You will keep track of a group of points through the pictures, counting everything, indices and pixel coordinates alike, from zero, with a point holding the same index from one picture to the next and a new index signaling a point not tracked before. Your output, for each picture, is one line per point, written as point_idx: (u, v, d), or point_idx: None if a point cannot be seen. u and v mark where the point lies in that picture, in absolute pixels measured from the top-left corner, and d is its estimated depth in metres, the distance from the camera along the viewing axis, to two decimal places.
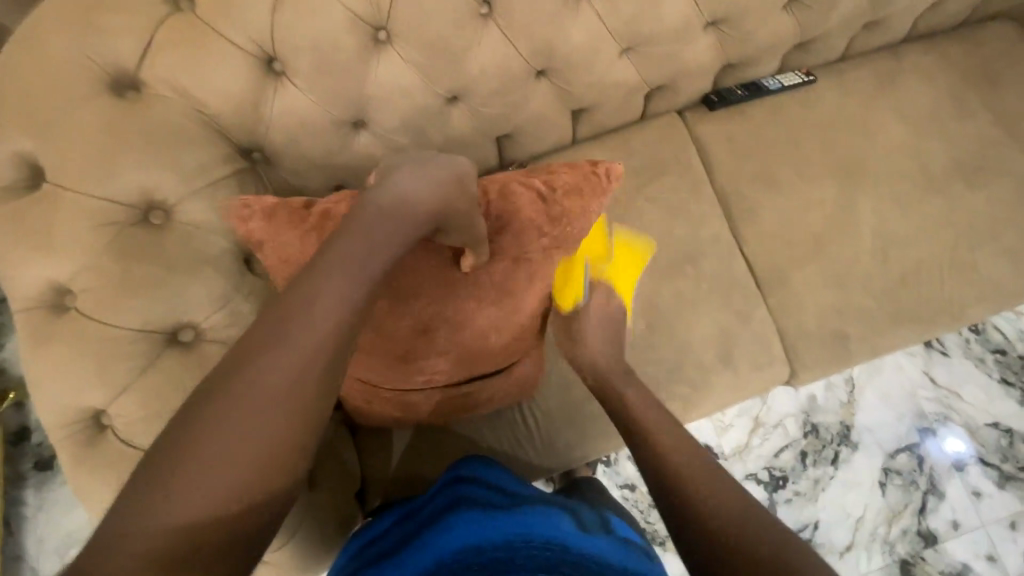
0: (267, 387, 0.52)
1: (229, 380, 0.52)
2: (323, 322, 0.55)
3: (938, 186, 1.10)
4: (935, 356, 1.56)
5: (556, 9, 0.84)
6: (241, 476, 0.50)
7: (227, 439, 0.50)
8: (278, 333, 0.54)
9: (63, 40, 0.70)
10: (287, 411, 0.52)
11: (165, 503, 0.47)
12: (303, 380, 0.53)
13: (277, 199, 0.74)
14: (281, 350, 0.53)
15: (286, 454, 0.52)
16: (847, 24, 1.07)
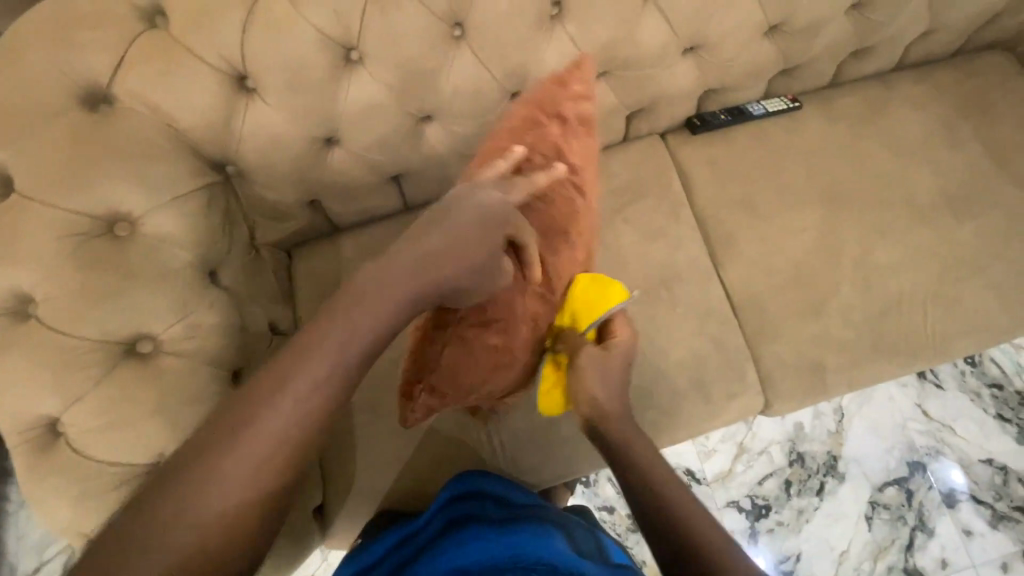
0: (279, 409, 0.52)
1: (246, 399, 0.52)
2: (342, 351, 0.55)
3: (923, 215, 1.08)
4: (929, 388, 1.52)
5: (529, 32, 0.84)
6: (245, 497, 0.49)
7: (233, 458, 0.50)
8: (297, 355, 0.54)
9: (38, 54, 0.71)
10: (290, 434, 0.52)
11: (187, 500, 0.48)
12: (310, 407, 0.53)
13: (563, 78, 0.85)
14: (301, 372, 0.53)
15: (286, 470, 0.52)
16: (832, 52, 1.06)
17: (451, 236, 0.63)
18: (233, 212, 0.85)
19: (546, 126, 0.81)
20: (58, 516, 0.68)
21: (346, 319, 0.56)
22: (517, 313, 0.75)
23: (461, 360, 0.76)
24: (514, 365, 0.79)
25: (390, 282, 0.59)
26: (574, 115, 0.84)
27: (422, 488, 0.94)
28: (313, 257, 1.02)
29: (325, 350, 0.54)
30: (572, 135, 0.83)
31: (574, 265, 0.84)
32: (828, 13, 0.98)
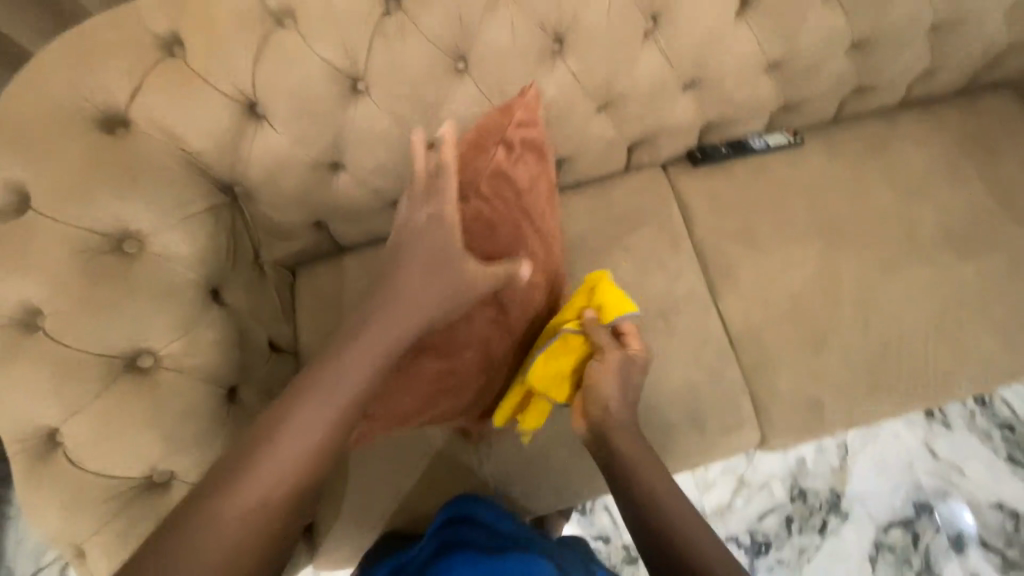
0: (278, 455, 0.61)
1: (250, 447, 0.62)
2: (327, 406, 0.64)
3: (924, 252, 1.07)
4: (937, 428, 1.47)
5: (530, 66, 0.87)
6: (250, 531, 0.58)
7: (239, 498, 0.59)
8: (292, 408, 0.64)
9: (61, 79, 0.75)
10: (287, 479, 0.61)
11: (211, 521, 0.57)
12: (305, 455, 0.62)
13: (517, 101, 0.82)
14: (297, 425, 0.63)
15: (284, 509, 0.61)
16: (833, 90, 1.07)
17: (411, 289, 0.69)
18: (238, 232, 0.88)
19: (490, 157, 0.80)
20: (51, 525, 0.70)
21: (333, 378, 0.65)
22: (462, 340, 0.80)
23: (407, 388, 0.79)
24: (464, 391, 0.84)
25: (365, 340, 0.67)
26: (520, 142, 0.82)
27: (412, 510, 0.94)
28: (315, 276, 1.04)
29: (314, 404, 0.64)
30: (519, 163, 0.82)
31: (530, 293, 0.83)
32: (827, 53, 0.99)
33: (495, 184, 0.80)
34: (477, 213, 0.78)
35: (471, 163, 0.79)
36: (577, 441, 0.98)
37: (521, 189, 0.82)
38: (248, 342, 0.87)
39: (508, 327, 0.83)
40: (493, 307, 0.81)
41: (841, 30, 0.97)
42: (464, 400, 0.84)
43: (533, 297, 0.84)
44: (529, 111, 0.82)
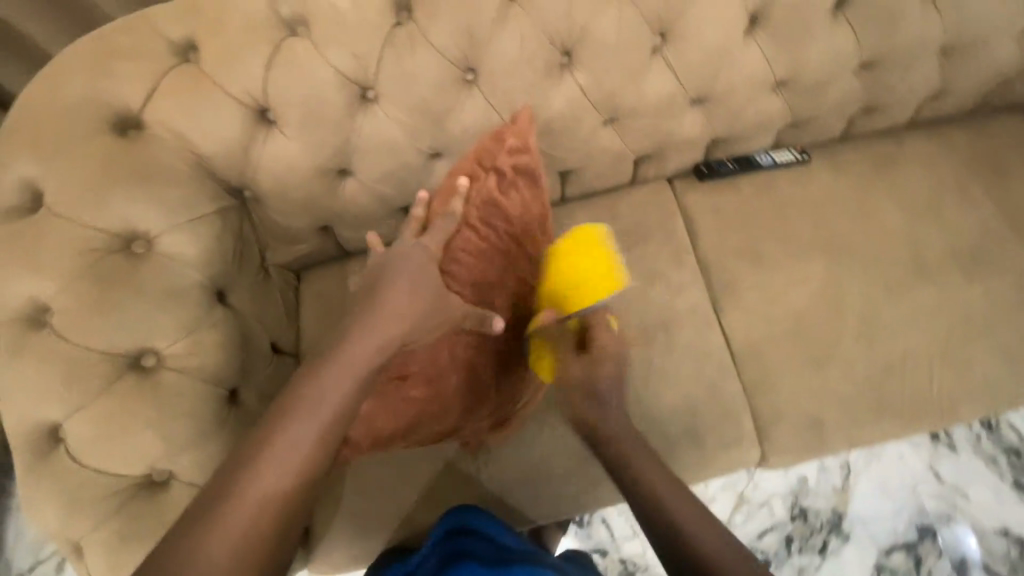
0: (262, 478, 0.60)
1: (233, 473, 0.60)
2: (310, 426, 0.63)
3: (931, 274, 1.06)
4: (942, 450, 1.45)
5: (539, 79, 0.87)
6: (235, 558, 0.55)
7: (222, 524, 0.56)
8: (274, 431, 0.63)
9: (79, 81, 0.77)
10: (273, 502, 0.59)
11: (207, 537, 0.55)
12: (289, 476, 0.61)
13: (513, 127, 0.83)
14: (280, 448, 0.62)
15: (272, 533, 0.58)
16: (841, 108, 1.07)
17: (392, 311, 0.71)
18: (245, 235, 0.89)
19: (481, 183, 0.80)
20: (50, 520, 0.70)
21: (314, 400, 0.65)
22: (446, 364, 0.81)
23: (396, 408, 0.80)
24: (448, 414, 0.84)
25: (346, 362, 0.68)
26: (513, 168, 0.82)
27: (408, 517, 0.94)
28: (320, 281, 1.05)
29: (296, 425, 0.63)
30: (512, 190, 0.82)
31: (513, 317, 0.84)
32: (836, 71, 1.00)
33: (485, 211, 0.80)
34: (463, 241, 0.79)
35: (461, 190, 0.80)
36: (575, 453, 0.98)
37: (511, 215, 0.82)
38: (250, 345, 0.87)
39: (493, 352, 0.85)
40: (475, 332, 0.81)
41: (850, 49, 0.97)
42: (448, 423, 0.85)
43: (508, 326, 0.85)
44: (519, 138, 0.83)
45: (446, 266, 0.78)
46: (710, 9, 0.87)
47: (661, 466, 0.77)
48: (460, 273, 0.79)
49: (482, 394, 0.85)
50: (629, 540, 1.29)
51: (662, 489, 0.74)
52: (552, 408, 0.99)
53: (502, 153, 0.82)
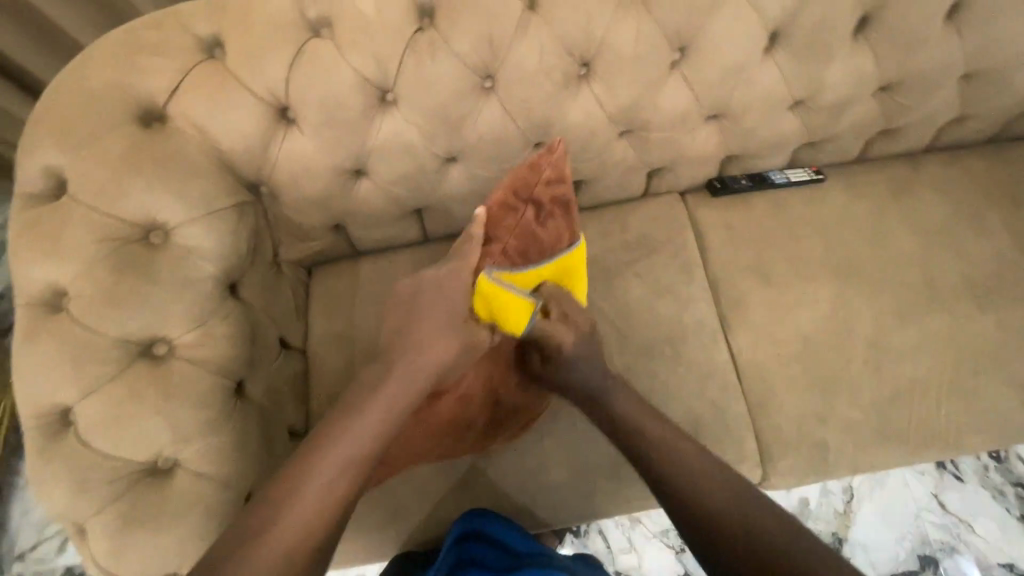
0: (311, 492, 0.69)
1: (283, 486, 0.69)
2: (354, 449, 0.73)
3: (942, 301, 1.05)
4: (947, 479, 1.43)
5: (555, 89, 0.88)
6: (290, 557, 0.66)
7: (279, 532, 0.66)
8: (321, 451, 0.72)
9: (108, 73, 0.79)
10: (319, 513, 0.69)
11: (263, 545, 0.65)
12: (334, 491, 0.71)
13: (550, 156, 0.82)
14: (327, 465, 0.71)
15: (318, 538, 0.69)
16: (858, 129, 1.07)
17: (431, 343, 0.79)
18: (260, 229, 0.90)
19: (519, 213, 0.81)
20: (53, 501, 0.71)
21: (353, 424, 0.74)
22: (468, 389, 0.86)
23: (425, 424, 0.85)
24: (465, 433, 0.89)
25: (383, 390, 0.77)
26: (550, 198, 0.82)
27: (405, 517, 0.95)
28: (330, 278, 1.06)
29: (342, 446, 0.72)
30: (548, 221, 0.82)
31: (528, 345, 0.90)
32: (854, 92, 0.99)
33: (523, 240, 0.81)
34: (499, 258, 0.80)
35: (498, 216, 0.82)
36: (575, 463, 0.98)
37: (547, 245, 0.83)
38: (259, 339, 0.88)
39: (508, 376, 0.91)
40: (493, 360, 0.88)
41: (870, 71, 0.97)
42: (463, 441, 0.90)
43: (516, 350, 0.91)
44: (554, 170, 0.82)
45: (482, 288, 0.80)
46: (731, 25, 0.87)
47: (673, 432, 0.84)
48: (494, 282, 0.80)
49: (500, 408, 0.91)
50: (626, 553, 1.27)
51: (671, 458, 0.81)
52: (553, 417, 1.00)
53: (537, 185, 0.81)
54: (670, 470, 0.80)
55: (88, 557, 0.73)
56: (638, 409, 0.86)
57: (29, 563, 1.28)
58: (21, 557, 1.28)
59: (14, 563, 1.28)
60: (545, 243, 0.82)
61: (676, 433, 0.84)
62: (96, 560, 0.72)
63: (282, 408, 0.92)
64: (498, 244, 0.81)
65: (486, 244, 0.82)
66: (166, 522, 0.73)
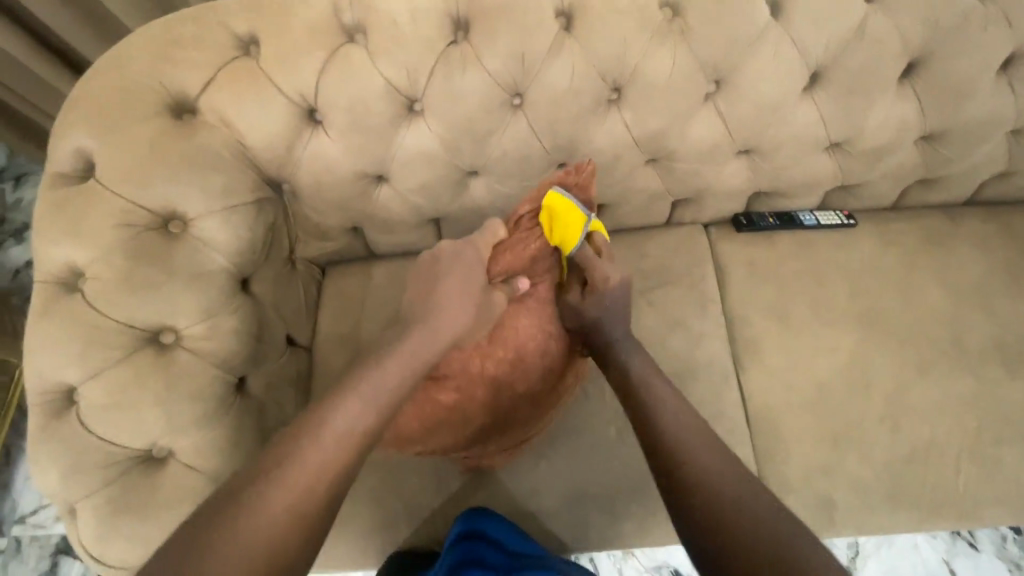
0: (305, 464, 0.63)
1: (296, 434, 0.66)
2: (355, 423, 0.68)
3: (970, 362, 1.01)
4: (961, 546, 1.32)
5: (585, 111, 0.87)
6: (281, 536, 0.59)
7: (267, 508, 0.59)
8: (319, 426, 0.66)
9: (146, 61, 0.80)
10: (318, 484, 0.63)
11: (274, 487, 0.61)
12: (341, 452, 0.66)
13: (577, 172, 0.87)
14: (323, 442, 0.65)
15: (314, 516, 0.62)
16: (894, 177, 1.04)
17: (444, 311, 0.78)
18: (278, 226, 0.91)
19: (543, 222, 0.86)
20: (47, 480, 0.72)
21: (369, 381, 0.71)
22: (473, 377, 0.83)
23: (431, 405, 0.82)
24: (467, 428, 0.84)
25: (406, 351, 0.74)
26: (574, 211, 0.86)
27: (393, 528, 0.94)
28: (343, 279, 1.06)
29: (342, 419, 0.67)
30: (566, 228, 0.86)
31: (544, 339, 0.87)
32: (894, 139, 0.96)
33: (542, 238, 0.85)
34: (513, 255, 0.85)
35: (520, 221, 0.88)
36: (570, 492, 0.95)
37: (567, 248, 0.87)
38: (265, 336, 0.88)
39: (523, 372, 0.86)
40: (506, 347, 0.84)
41: (912, 119, 0.94)
42: (465, 433, 0.85)
43: (530, 343, 0.85)
44: (581, 192, 0.87)
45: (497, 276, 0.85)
46: (770, 62, 0.85)
47: (695, 427, 0.78)
48: (507, 270, 0.85)
49: (508, 406, 0.86)
50: None
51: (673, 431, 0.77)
52: (554, 442, 0.97)
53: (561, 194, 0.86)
54: (723, 513, 0.66)
55: (77, 539, 0.73)
56: (722, 458, 0.74)
57: (28, 528, 1.30)
58: (21, 521, 1.31)
59: (13, 526, 1.30)
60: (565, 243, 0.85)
61: (756, 494, 0.69)
62: (83, 542, 0.73)
63: (283, 406, 0.91)
64: (516, 241, 0.86)
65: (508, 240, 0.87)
66: (153, 513, 0.73)
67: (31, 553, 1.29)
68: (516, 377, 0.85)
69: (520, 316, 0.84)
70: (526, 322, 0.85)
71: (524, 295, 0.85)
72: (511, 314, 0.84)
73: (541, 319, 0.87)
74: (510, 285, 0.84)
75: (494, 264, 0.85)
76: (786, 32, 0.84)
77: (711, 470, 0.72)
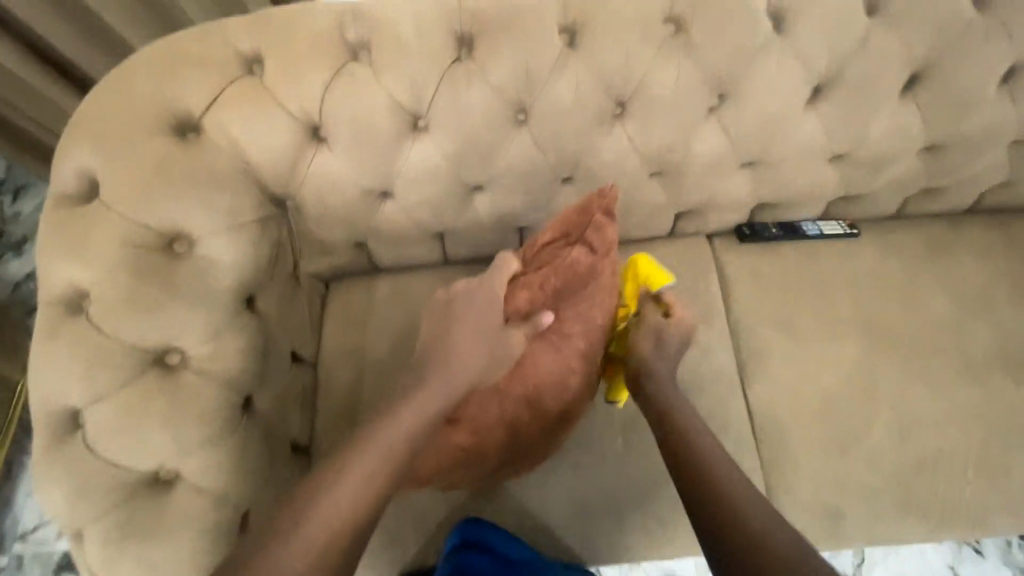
0: (326, 514, 0.63)
1: (316, 482, 0.66)
2: (372, 472, 0.67)
3: (974, 371, 1.01)
4: (966, 552, 1.31)
5: (589, 127, 0.87)
6: None
7: (289, 557, 0.60)
8: (339, 475, 0.66)
9: (150, 80, 0.80)
10: (341, 533, 0.63)
11: (295, 534, 0.61)
12: (360, 502, 0.65)
13: (600, 203, 0.83)
14: (345, 486, 0.65)
15: (335, 562, 0.62)
16: (897, 187, 1.04)
17: (459, 358, 0.76)
18: (281, 244, 0.90)
19: (566, 255, 0.81)
20: (53, 503, 0.71)
21: (386, 429, 0.70)
22: (490, 419, 0.81)
23: (445, 448, 0.81)
24: (484, 464, 0.85)
25: (423, 398, 0.73)
26: (599, 243, 0.82)
27: (399, 546, 0.93)
28: (347, 294, 1.06)
29: (359, 468, 0.67)
30: (593, 263, 0.81)
31: (565, 375, 0.82)
32: (896, 150, 0.96)
33: (564, 275, 0.80)
34: (533, 292, 0.80)
35: (541, 251, 0.84)
36: (577, 506, 0.95)
37: (585, 288, 0.80)
38: (270, 353, 0.88)
39: (541, 410, 0.84)
40: (522, 386, 0.80)
41: (916, 130, 0.94)
42: (482, 469, 0.85)
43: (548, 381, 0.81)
44: (599, 235, 0.82)
45: (516, 314, 0.79)
46: (774, 76, 0.86)
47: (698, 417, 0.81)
48: (527, 306, 0.79)
49: (523, 441, 0.85)
50: None
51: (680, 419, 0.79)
52: (560, 456, 0.97)
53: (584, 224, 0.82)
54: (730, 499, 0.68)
55: (82, 562, 0.73)
56: (736, 477, 0.71)
57: (29, 544, 1.29)
58: (22, 537, 1.30)
59: (15, 543, 1.29)
60: (590, 274, 0.81)
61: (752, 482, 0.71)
62: (89, 565, 0.72)
63: (287, 422, 0.91)
64: (534, 276, 0.81)
65: (524, 274, 0.82)
66: (161, 535, 0.73)
67: (33, 571, 1.28)
68: (534, 414, 0.84)
69: (543, 353, 0.80)
70: (546, 359, 0.80)
71: (545, 332, 0.80)
72: (528, 354, 0.79)
73: (564, 355, 0.81)
74: (531, 322, 0.78)
75: (510, 301, 0.80)
76: (790, 47, 0.84)
77: (721, 488, 0.70)
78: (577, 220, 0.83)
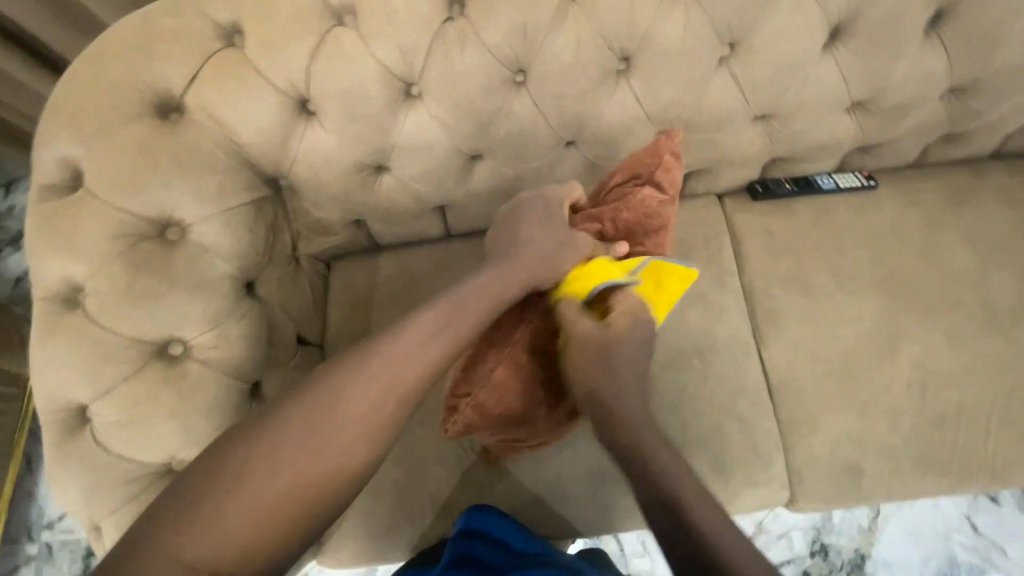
0: (318, 441, 0.60)
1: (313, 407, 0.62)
2: (372, 402, 0.64)
3: (998, 322, 0.98)
4: (982, 501, 1.30)
5: (592, 86, 0.82)
6: (288, 514, 0.57)
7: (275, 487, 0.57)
8: (338, 400, 0.63)
9: (127, 59, 0.76)
10: (333, 462, 0.60)
11: (276, 465, 0.58)
12: (357, 430, 0.62)
13: (668, 147, 0.83)
14: (348, 413, 0.62)
15: (325, 493, 0.60)
16: (916, 134, 0.99)
17: (504, 272, 0.77)
18: (279, 225, 0.88)
19: (636, 193, 0.82)
20: (70, 499, 0.71)
21: (388, 356, 0.66)
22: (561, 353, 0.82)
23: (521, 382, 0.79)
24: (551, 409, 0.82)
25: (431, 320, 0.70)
26: (667, 185, 0.83)
27: (418, 522, 0.93)
28: (349, 272, 1.03)
29: (363, 397, 0.64)
30: (661, 207, 0.83)
31: None
32: (916, 96, 0.91)
33: (634, 213, 0.82)
34: (608, 225, 0.83)
35: (612, 190, 0.85)
36: (594, 476, 0.94)
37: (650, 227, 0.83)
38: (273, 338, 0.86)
39: None
40: None
41: (938, 73, 0.89)
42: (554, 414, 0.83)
43: None
44: (668, 175, 0.83)
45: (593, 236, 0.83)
46: (788, 20, 0.80)
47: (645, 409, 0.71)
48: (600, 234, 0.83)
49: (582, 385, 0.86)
50: (640, 557, 1.25)
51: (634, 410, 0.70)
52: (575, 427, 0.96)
53: (652, 166, 0.83)
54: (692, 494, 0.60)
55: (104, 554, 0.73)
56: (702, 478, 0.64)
57: (56, 533, 1.32)
58: (49, 526, 1.32)
59: (43, 532, 1.32)
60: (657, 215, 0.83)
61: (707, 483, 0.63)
62: None
63: None
64: (606, 210, 0.83)
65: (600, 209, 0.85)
66: None
67: (63, 559, 1.30)
68: None
69: None
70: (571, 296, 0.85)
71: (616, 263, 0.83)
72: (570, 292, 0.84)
73: None
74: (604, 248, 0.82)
75: (582, 226, 0.83)
76: None
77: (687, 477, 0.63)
78: (648, 161, 0.83)
